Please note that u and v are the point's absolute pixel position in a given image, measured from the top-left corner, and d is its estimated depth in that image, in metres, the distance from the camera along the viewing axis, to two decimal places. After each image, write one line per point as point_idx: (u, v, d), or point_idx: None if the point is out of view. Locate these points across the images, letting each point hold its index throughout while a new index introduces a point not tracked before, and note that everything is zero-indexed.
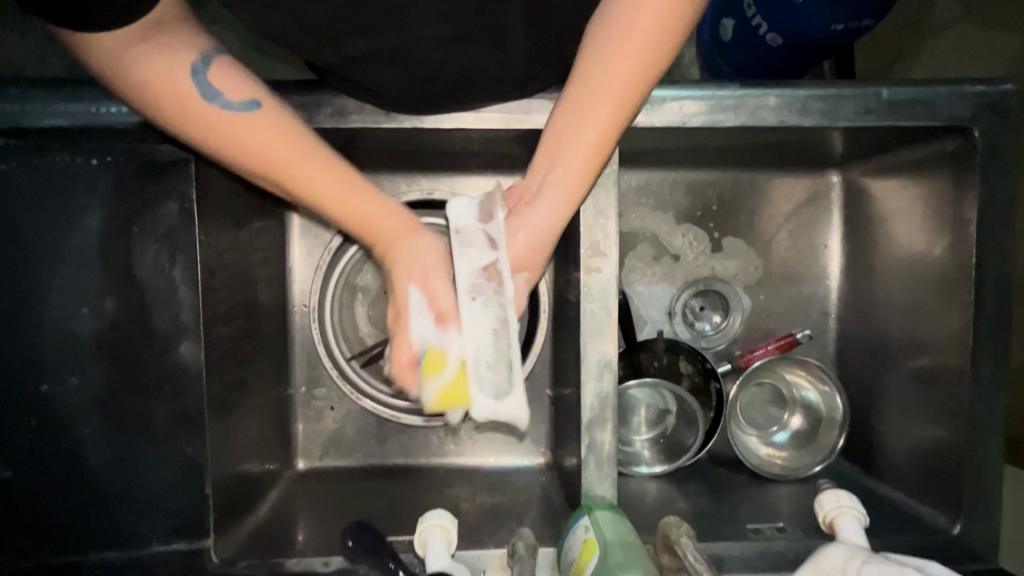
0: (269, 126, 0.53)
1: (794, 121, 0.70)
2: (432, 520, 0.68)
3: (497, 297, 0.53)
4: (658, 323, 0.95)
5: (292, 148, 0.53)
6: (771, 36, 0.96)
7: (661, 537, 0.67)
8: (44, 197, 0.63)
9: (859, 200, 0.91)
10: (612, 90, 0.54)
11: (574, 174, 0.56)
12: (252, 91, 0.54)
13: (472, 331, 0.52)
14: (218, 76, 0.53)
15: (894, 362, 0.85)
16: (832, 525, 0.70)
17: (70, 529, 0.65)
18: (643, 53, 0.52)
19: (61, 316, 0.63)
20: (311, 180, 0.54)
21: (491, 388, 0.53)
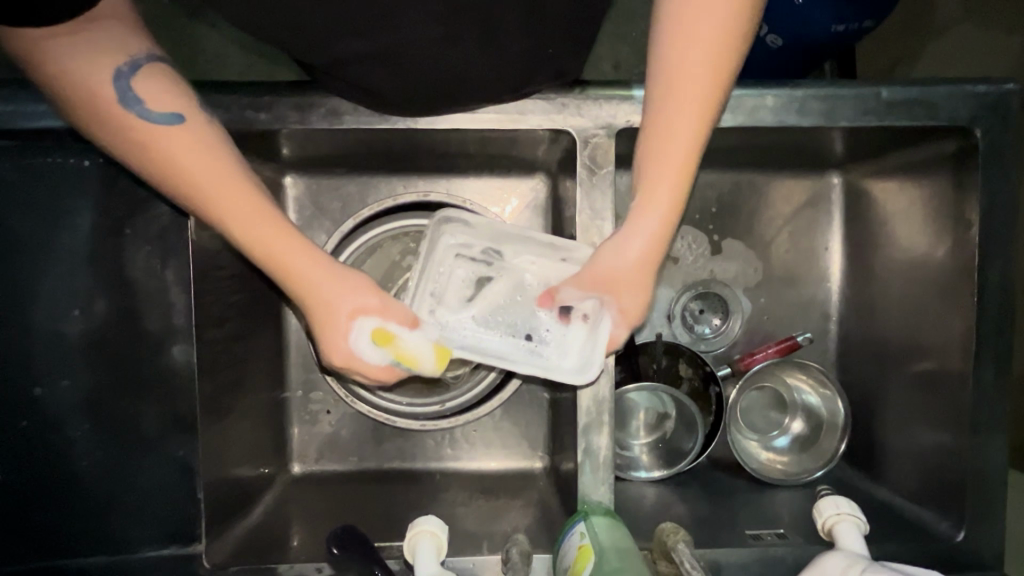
0: (190, 142, 0.47)
1: (792, 121, 0.69)
2: (423, 526, 0.67)
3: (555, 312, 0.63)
4: (657, 325, 0.94)
5: (224, 175, 0.48)
6: (771, 38, 0.95)
7: (658, 543, 0.66)
8: (32, 197, 0.63)
9: (859, 201, 0.90)
10: (695, 100, 0.51)
11: (664, 196, 0.55)
12: (180, 104, 0.49)
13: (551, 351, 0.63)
14: (144, 82, 0.47)
15: (896, 366, 0.83)
16: (831, 533, 0.68)
17: (59, 533, 0.65)
18: (709, 60, 0.50)
19: (52, 318, 0.63)
20: (228, 208, 0.49)
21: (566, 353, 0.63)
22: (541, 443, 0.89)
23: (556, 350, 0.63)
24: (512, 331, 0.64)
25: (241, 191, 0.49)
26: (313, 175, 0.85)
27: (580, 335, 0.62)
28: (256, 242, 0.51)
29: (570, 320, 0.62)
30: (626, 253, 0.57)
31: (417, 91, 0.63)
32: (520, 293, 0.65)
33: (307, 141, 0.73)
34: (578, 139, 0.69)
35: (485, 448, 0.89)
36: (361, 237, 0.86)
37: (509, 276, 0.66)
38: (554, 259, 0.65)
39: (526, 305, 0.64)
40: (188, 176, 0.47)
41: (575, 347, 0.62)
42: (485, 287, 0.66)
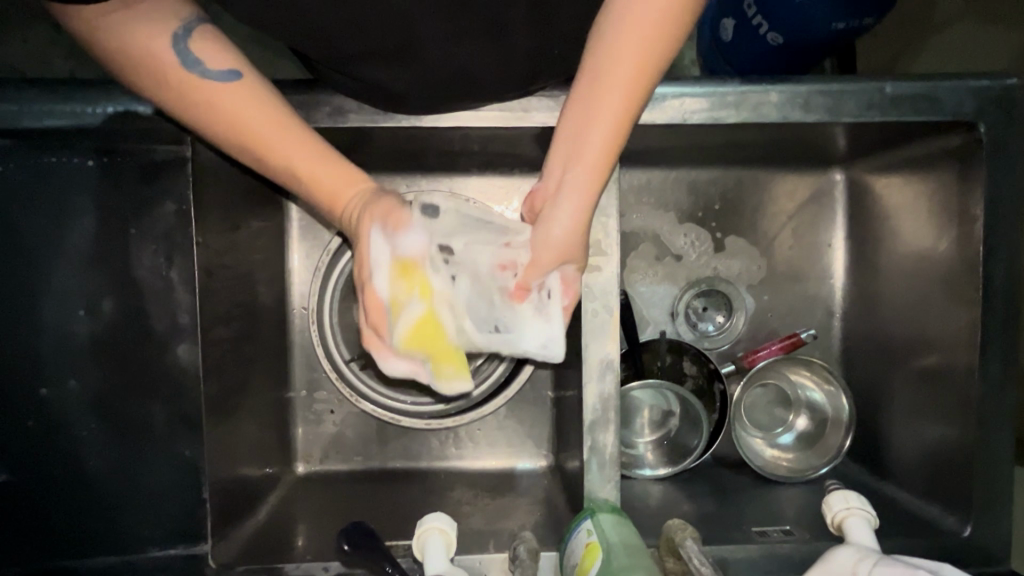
0: (249, 98, 0.50)
1: (797, 117, 0.68)
2: (431, 524, 0.67)
3: (530, 300, 0.60)
4: (661, 323, 0.94)
5: (283, 127, 0.51)
6: (771, 36, 0.96)
7: (666, 539, 0.66)
8: (40, 198, 0.62)
9: (862, 197, 0.90)
10: (622, 78, 0.52)
11: (589, 170, 0.55)
12: (232, 56, 0.50)
13: (525, 329, 0.60)
14: (202, 44, 0.48)
15: (901, 361, 0.83)
16: (841, 527, 0.68)
17: (66, 533, 0.65)
18: (645, 42, 0.50)
19: (59, 318, 0.63)
20: (286, 158, 0.51)
21: (539, 338, 0.61)
22: (545, 441, 0.90)
23: (527, 334, 0.60)
24: (489, 322, 0.60)
25: (302, 141, 0.52)
26: None
27: (541, 316, 0.61)
28: (314, 187, 0.53)
29: (529, 302, 0.60)
30: (554, 226, 0.58)
31: (422, 89, 0.63)
32: (483, 283, 0.59)
33: None
34: None
35: (490, 447, 0.90)
36: None
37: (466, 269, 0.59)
38: (498, 244, 0.60)
39: (489, 295, 0.60)
40: (246, 128, 0.50)
41: (538, 328, 0.60)
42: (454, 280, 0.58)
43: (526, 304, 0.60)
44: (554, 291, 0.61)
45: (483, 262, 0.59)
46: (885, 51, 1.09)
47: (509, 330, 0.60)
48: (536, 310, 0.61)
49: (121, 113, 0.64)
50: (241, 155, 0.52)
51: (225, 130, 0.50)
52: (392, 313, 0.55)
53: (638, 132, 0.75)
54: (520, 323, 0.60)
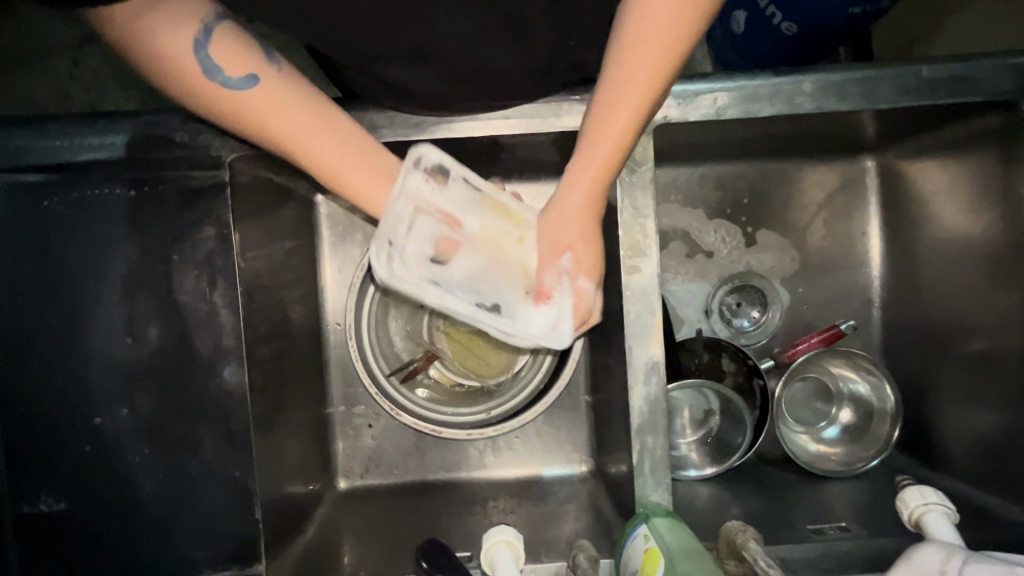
0: (274, 99, 0.52)
1: (832, 105, 0.67)
2: (497, 538, 0.66)
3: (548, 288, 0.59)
4: (695, 321, 0.93)
5: (329, 134, 0.55)
6: (785, 26, 0.95)
7: (725, 542, 0.63)
8: (85, 229, 0.63)
9: (896, 183, 0.88)
10: (642, 70, 0.52)
11: (602, 159, 0.56)
12: (253, 63, 0.52)
13: (539, 316, 0.59)
14: (221, 50, 0.51)
15: (946, 347, 0.81)
16: (919, 523, 0.66)
17: (121, 558, 0.65)
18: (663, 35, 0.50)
19: (109, 346, 0.64)
20: (324, 155, 0.55)
21: (542, 328, 0.58)
22: (585, 447, 0.89)
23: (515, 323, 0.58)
24: (474, 295, 0.58)
25: (345, 134, 0.56)
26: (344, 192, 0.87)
27: (551, 308, 0.59)
28: (331, 173, 0.56)
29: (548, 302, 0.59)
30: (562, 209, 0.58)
31: (457, 91, 0.63)
32: (502, 260, 0.60)
33: None
34: None
35: (529, 455, 0.89)
36: None
37: (479, 236, 0.60)
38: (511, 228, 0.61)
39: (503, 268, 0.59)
40: (263, 118, 0.53)
41: (543, 319, 0.58)
42: (452, 250, 0.59)
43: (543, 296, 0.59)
44: (567, 291, 0.59)
45: (508, 253, 0.60)
46: (901, 36, 1.06)
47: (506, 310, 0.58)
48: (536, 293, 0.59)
49: (157, 142, 0.65)
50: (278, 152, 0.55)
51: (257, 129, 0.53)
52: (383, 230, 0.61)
53: (669, 129, 0.73)
54: (535, 308, 0.59)
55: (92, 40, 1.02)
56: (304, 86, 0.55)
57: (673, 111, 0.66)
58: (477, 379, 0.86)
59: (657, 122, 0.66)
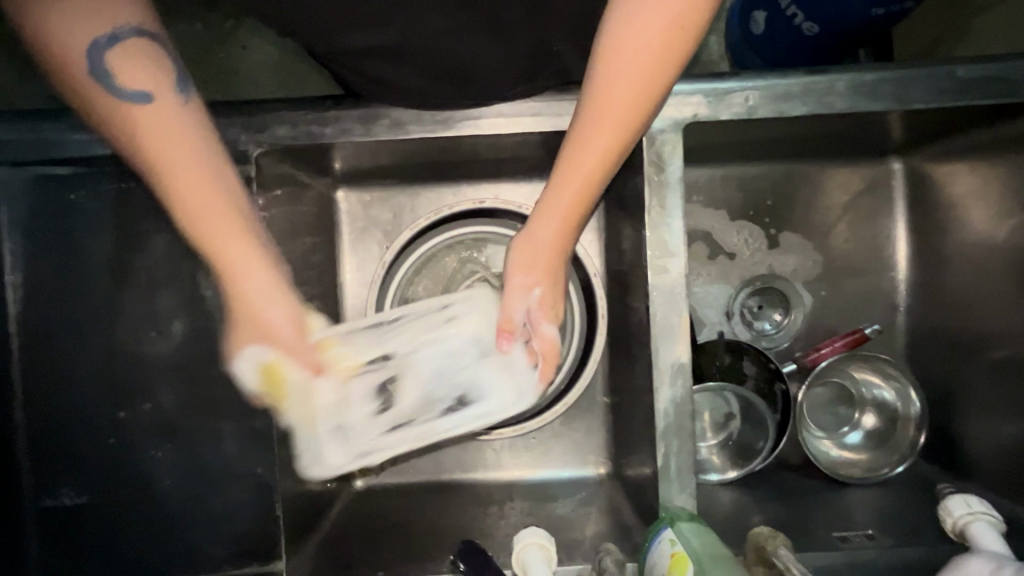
0: (161, 133, 0.48)
1: (865, 106, 0.65)
2: (527, 540, 0.69)
3: (508, 356, 0.60)
4: (716, 323, 0.91)
5: (213, 203, 0.50)
6: (807, 25, 0.94)
7: (753, 549, 0.63)
8: (112, 223, 0.63)
9: (923, 186, 0.87)
10: (615, 114, 0.49)
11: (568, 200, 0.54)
12: (152, 84, 0.48)
13: (513, 379, 0.60)
14: (121, 59, 0.47)
15: (975, 354, 0.80)
16: (962, 533, 0.66)
17: (141, 553, 0.65)
18: (637, 81, 0.48)
19: (132, 341, 0.64)
20: (199, 211, 0.49)
21: (515, 394, 0.60)
22: (602, 449, 0.88)
23: (466, 421, 0.59)
24: (439, 403, 0.60)
25: (228, 196, 0.51)
26: (365, 189, 0.86)
27: (516, 372, 0.60)
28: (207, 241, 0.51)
29: (510, 350, 0.60)
30: (530, 250, 0.57)
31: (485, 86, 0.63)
32: (444, 350, 0.61)
33: (360, 150, 0.73)
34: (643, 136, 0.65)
35: (546, 456, 0.88)
36: (421, 244, 0.86)
37: (411, 360, 0.60)
38: (427, 317, 0.62)
39: (439, 364, 0.61)
40: (152, 160, 0.48)
41: (506, 382, 0.60)
42: (394, 386, 0.60)
43: (507, 348, 0.60)
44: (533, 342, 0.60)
45: (439, 342, 0.61)
46: (925, 37, 1.04)
47: (469, 397, 0.60)
48: (481, 367, 0.60)
49: None
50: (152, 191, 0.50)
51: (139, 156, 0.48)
52: (275, 384, 0.56)
53: (696, 128, 0.72)
54: (507, 375, 0.60)
55: None
56: (203, 128, 0.51)
57: (703, 110, 0.65)
58: None
59: (687, 120, 0.65)
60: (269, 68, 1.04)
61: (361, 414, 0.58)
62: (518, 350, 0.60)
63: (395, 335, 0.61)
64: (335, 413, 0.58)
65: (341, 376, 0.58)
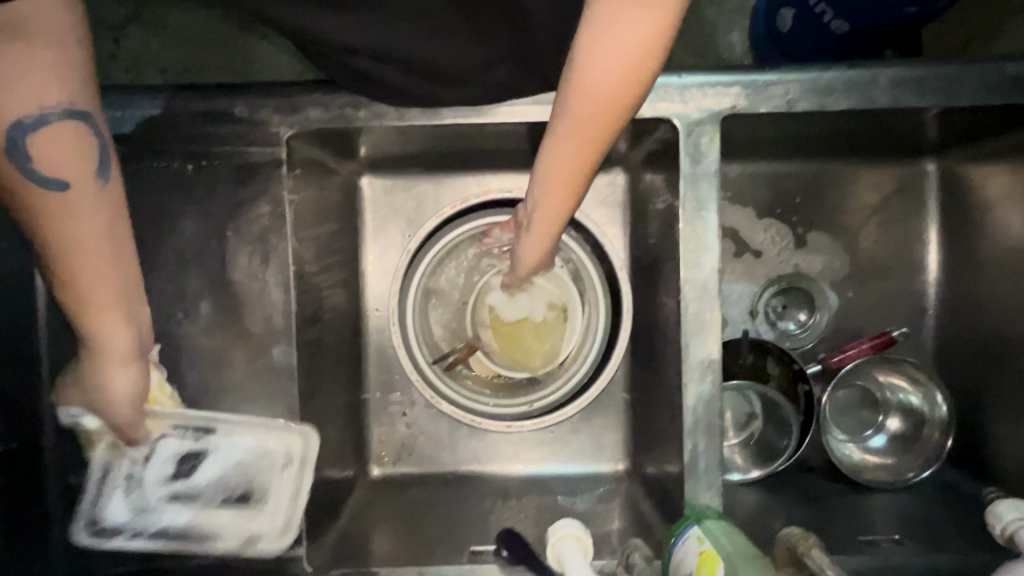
0: (81, 220, 0.49)
1: (909, 102, 0.64)
2: (561, 532, 0.71)
3: (268, 467, 0.65)
4: (740, 322, 0.90)
5: (116, 296, 0.52)
6: (836, 24, 0.90)
7: (785, 548, 0.62)
8: (141, 202, 0.63)
9: (957, 188, 0.85)
10: (585, 138, 0.50)
11: (553, 214, 0.57)
12: (76, 171, 0.49)
13: (279, 492, 0.65)
14: (48, 143, 0.48)
15: (1007, 361, 0.78)
16: (1012, 539, 0.66)
17: None
18: (604, 109, 0.48)
19: (160, 321, 0.64)
20: (83, 293, 0.51)
21: (279, 520, 0.65)
22: (622, 446, 0.86)
23: (234, 526, 0.64)
24: (222, 493, 0.64)
25: (112, 284, 0.52)
26: (389, 177, 0.85)
27: (284, 474, 0.65)
28: (99, 330, 0.53)
29: (291, 469, 0.65)
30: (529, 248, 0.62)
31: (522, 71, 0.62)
32: (265, 454, 0.65)
33: (389, 135, 0.72)
34: (681, 128, 0.64)
35: (564, 451, 0.86)
36: (446, 234, 0.85)
37: (222, 447, 0.64)
38: (261, 425, 0.64)
39: (240, 462, 0.64)
40: (65, 253, 0.49)
41: (286, 491, 0.65)
42: (194, 463, 0.63)
43: (274, 473, 0.65)
44: None
45: (260, 445, 0.65)
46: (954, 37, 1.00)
47: (257, 499, 0.64)
48: (305, 479, 0.66)
49: (215, 117, 0.64)
50: (44, 266, 0.51)
51: (43, 237, 0.49)
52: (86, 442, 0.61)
53: (733, 122, 0.71)
54: (269, 486, 0.65)
55: (133, 19, 1.00)
56: (111, 213, 0.51)
57: (742, 102, 0.64)
58: (526, 370, 0.84)
59: (726, 112, 0.64)
60: (289, 52, 1.02)
61: (134, 485, 0.62)
62: (276, 468, 0.65)
63: (227, 428, 0.64)
64: (120, 478, 0.62)
65: (129, 458, 0.62)
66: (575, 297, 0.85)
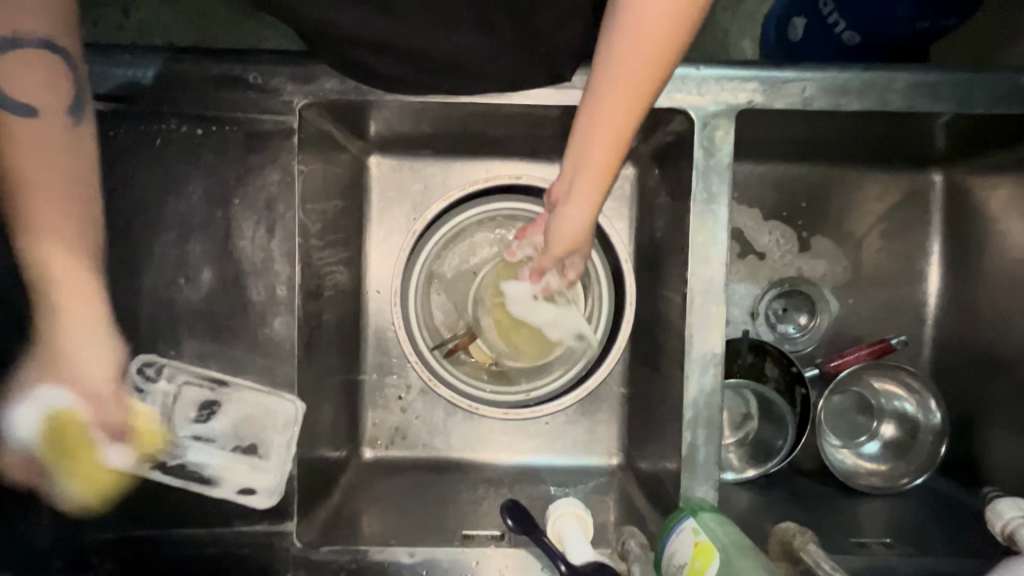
0: (36, 134, 0.54)
1: (922, 106, 0.64)
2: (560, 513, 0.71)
3: (269, 430, 0.65)
4: (740, 322, 0.90)
5: (66, 258, 0.56)
6: (848, 35, 0.90)
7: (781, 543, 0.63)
8: (146, 164, 0.62)
9: (960, 200, 0.86)
10: (628, 88, 0.48)
11: (594, 176, 0.53)
12: (42, 101, 0.54)
13: (275, 455, 0.65)
14: (20, 67, 0.53)
15: (1003, 372, 0.79)
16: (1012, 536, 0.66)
17: (151, 503, 0.64)
18: (646, 56, 0.46)
19: (161, 286, 0.63)
20: (47, 249, 0.55)
21: (270, 483, 0.65)
22: (617, 440, 0.86)
23: (232, 476, 0.64)
24: (226, 444, 0.65)
25: (77, 231, 0.56)
26: (397, 158, 0.85)
27: (282, 440, 0.65)
28: (69, 305, 0.57)
29: (286, 438, 0.65)
30: (566, 221, 0.57)
31: (541, 56, 0.61)
32: (269, 418, 0.65)
33: (402, 113, 0.72)
34: (696, 120, 0.64)
35: (559, 443, 0.86)
36: (452, 217, 0.85)
37: (232, 403, 0.64)
38: (268, 390, 0.65)
39: (247, 420, 0.65)
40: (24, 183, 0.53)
41: (281, 455, 0.65)
42: (207, 410, 0.64)
43: (274, 437, 0.65)
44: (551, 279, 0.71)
45: (265, 407, 0.65)
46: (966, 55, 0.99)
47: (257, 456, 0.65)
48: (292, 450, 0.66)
49: (228, 82, 0.63)
50: (9, 218, 0.54)
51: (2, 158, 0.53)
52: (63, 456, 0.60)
53: (746, 120, 0.71)
54: (267, 448, 0.65)
55: None
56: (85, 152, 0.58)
57: (759, 97, 0.64)
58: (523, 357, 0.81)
59: (743, 107, 0.64)
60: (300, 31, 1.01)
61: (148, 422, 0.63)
62: (277, 432, 0.65)
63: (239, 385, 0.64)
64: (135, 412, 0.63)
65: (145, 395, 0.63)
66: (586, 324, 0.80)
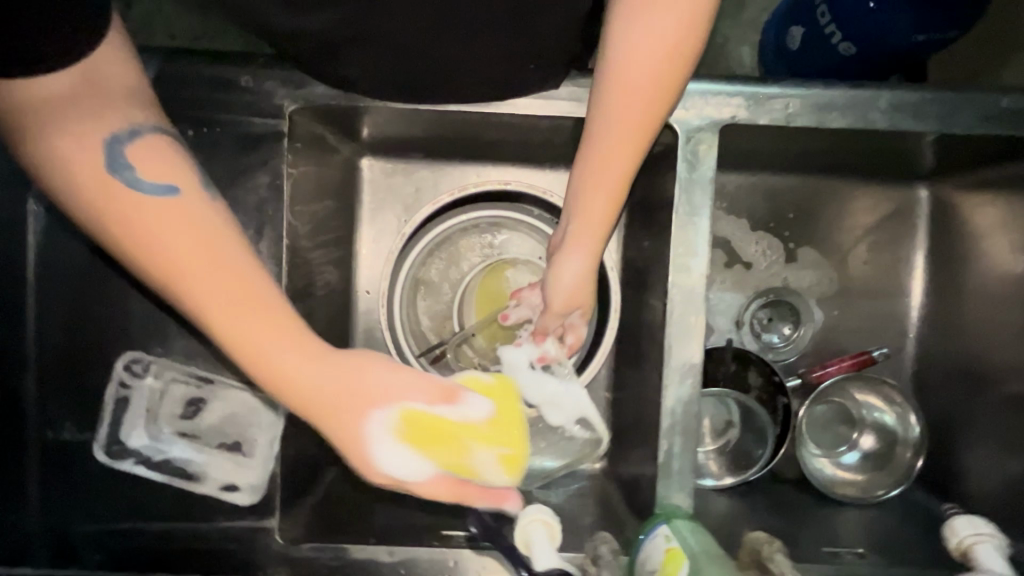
0: (187, 227, 0.42)
1: (904, 125, 0.65)
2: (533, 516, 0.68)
3: (253, 426, 0.69)
4: (725, 331, 0.91)
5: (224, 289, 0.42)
6: (844, 45, 0.89)
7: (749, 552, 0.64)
8: None
9: (948, 215, 0.87)
10: (626, 144, 0.56)
11: (594, 226, 0.60)
12: (170, 178, 0.44)
13: (259, 450, 0.68)
14: (126, 145, 0.44)
15: (981, 387, 0.80)
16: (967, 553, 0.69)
17: (140, 495, 0.66)
18: (638, 117, 0.55)
19: None
20: (234, 325, 0.43)
21: (253, 476, 0.68)
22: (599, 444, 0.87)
23: (216, 472, 0.67)
24: (213, 442, 0.68)
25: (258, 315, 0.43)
26: (389, 160, 0.85)
27: (264, 434, 0.69)
28: (250, 355, 0.44)
29: (269, 432, 0.69)
30: (564, 272, 0.62)
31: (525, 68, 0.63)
32: (253, 413, 0.69)
33: (393, 118, 0.73)
34: (680, 133, 0.65)
35: None
36: (438, 224, 0.85)
37: (219, 400, 0.68)
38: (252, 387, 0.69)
39: (233, 418, 0.69)
40: (173, 262, 0.42)
41: (263, 449, 0.68)
42: (197, 408, 0.68)
43: (257, 432, 0.69)
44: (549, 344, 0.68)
45: (250, 403, 0.69)
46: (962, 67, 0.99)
47: (241, 453, 0.68)
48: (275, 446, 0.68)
49: (219, 84, 0.64)
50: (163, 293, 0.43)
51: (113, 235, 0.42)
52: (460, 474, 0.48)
53: (732, 133, 0.72)
54: (250, 444, 0.68)
55: None
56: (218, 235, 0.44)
57: (742, 113, 0.65)
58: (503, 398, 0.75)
59: (726, 122, 0.65)
60: None
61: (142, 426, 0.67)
62: (261, 428, 0.69)
63: (224, 383, 0.68)
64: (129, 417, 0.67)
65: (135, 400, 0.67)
66: (593, 409, 0.68)
